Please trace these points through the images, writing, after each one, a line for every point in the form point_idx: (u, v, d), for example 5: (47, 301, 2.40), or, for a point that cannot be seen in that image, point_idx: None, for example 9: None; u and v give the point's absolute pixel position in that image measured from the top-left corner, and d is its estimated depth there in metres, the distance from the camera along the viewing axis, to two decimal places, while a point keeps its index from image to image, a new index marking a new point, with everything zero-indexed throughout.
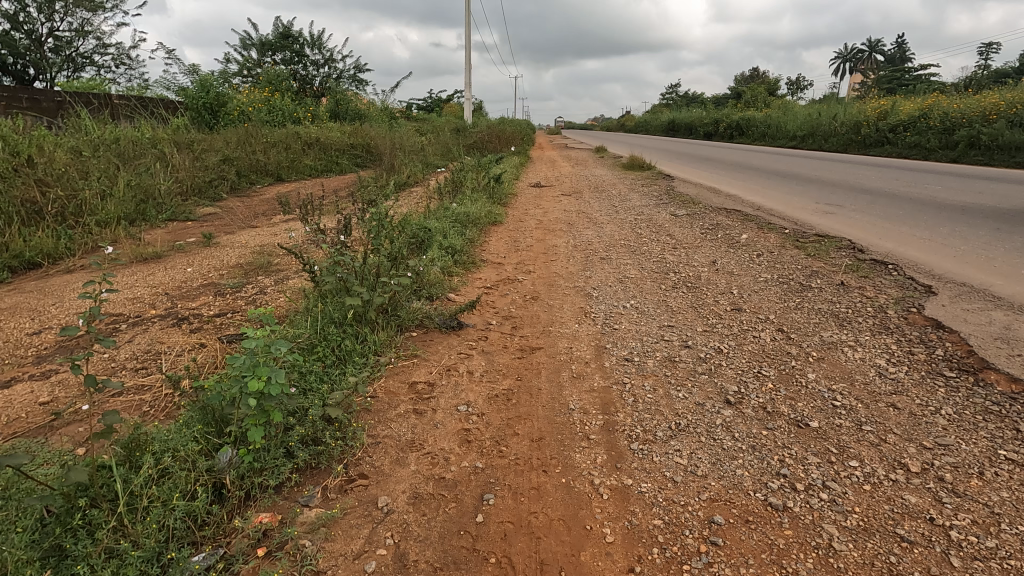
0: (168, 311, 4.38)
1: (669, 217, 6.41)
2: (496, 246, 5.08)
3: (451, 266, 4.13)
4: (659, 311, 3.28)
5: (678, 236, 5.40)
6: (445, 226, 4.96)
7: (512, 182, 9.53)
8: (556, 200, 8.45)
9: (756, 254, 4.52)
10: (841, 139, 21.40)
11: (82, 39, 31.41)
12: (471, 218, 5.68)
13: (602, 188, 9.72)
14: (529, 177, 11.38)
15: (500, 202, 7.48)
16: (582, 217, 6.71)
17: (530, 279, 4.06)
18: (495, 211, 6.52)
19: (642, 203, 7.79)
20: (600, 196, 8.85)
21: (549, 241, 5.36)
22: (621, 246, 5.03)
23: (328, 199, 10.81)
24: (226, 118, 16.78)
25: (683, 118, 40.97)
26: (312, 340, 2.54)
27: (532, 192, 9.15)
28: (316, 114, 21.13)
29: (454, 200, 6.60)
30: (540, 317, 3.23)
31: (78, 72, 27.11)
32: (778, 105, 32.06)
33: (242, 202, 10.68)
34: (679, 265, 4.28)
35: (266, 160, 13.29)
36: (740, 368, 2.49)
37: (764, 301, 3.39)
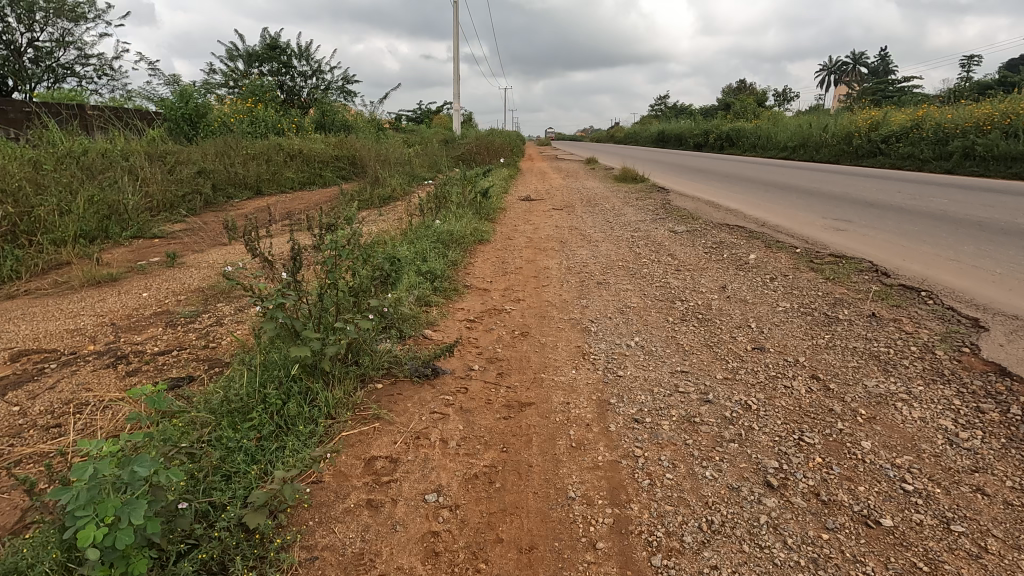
0: (107, 347, 3.85)
1: (668, 234, 5.99)
2: (481, 269, 4.62)
3: (430, 295, 3.66)
4: (668, 351, 2.82)
5: (679, 256, 4.97)
6: (425, 248, 4.50)
7: (501, 195, 9.10)
8: (547, 214, 8.03)
9: (768, 278, 4.10)
10: (833, 150, 21.26)
11: (64, 49, 30.81)
12: (455, 237, 5.22)
13: (595, 202, 9.31)
14: (519, 189, 10.97)
15: (487, 218, 7.03)
16: (575, 233, 6.28)
17: (518, 309, 3.59)
18: (481, 229, 6.08)
19: (637, 217, 7.38)
20: (593, 210, 8.44)
21: (540, 261, 4.91)
22: (619, 268, 4.59)
23: (308, 214, 10.34)
24: (207, 130, 16.28)
25: (674, 130, 40.98)
26: (248, 404, 2.05)
27: (521, 206, 8.71)
28: (301, 125, 20.66)
29: (438, 216, 6.15)
30: (530, 360, 2.76)
31: (57, 83, 26.52)
32: (768, 117, 32.10)
33: (218, 217, 10.19)
34: (685, 291, 3.85)
35: (245, 173, 12.81)
36: (775, 432, 2.02)
37: (788, 337, 2.94)
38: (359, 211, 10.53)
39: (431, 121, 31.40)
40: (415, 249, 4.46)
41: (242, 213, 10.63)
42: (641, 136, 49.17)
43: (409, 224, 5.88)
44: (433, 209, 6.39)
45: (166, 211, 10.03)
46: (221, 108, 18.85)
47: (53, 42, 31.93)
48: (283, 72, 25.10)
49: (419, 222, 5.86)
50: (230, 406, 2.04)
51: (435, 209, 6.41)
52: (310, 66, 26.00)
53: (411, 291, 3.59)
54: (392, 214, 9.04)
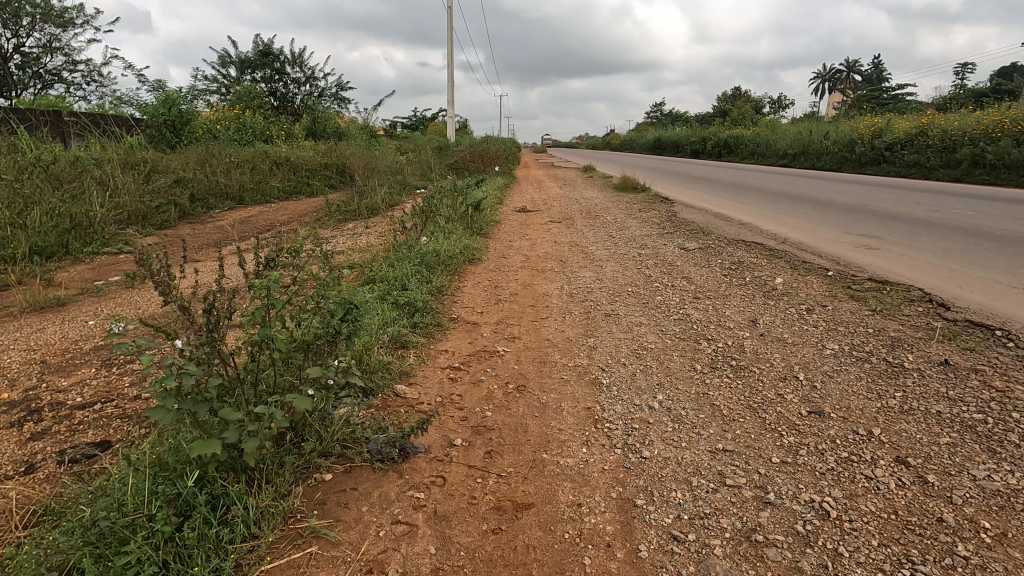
0: (25, 393, 3.23)
1: (679, 252, 5.45)
2: (472, 295, 4.06)
3: (409, 334, 3.08)
4: (701, 415, 2.24)
5: (695, 279, 4.42)
6: (407, 273, 3.93)
7: (495, 207, 8.55)
8: (544, 227, 7.49)
9: (803, 308, 3.55)
10: (835, 157, 20.86)
11: (51, 55, 30.14)
12: (443, 257, 4.66)
13: (595, 213, 8.78)
14: (515, 200, 10.43)
15: (480, 233, 6.49)
16: (576, 251, 5.73)
17: (515, 350, 3.02)
18: (473, 246, 5.53)
19: (643, 231, 6.83)
20: (594, 223, 7.90)
21: (538, 285, 4.35)
22: (628, 294, 4.04)
23: (292, 226, 9.78)
24: (191, 137, 15.72)
25: (670, 137, 40.71)
26: (128, 526, 1.44)
27: (517, 219, 8.18)
28: (290, 132, 20.10)
29: (425, 233, 5.60)
30: (529, 429, 2.17)
31: (41, 89, 25.88)
32: (766, 124, 31.79)
33: (196, 229, 9.64)
34: (709, 326, 3.29)
35: (229, 182, 12.26)
36: (877, 564, 1.44)
37: (848, 394, 2.36)
38: (345, 224, 9.98)
39: (425, 128, 30.91)
40: (396, 275, 3.89)
41: (222, 225, 10.07)
42: (638, 143, 48.86)
43: (393, 242, 5.32)
44: (420, 225, 5.85)
45: (142, 224, 9.47)
46: (207, 114, 18.28)
47: (40, 47, 31.33)
48: (273, 78, 24.58)
49: (404, 239, 5.29)
50: (104, 527, 1.42)
51: (422, 224, 5.86)
52: (303, 72, 25.50)
53: (386, 330, 3.01)
54: (380, 228, 8.50)
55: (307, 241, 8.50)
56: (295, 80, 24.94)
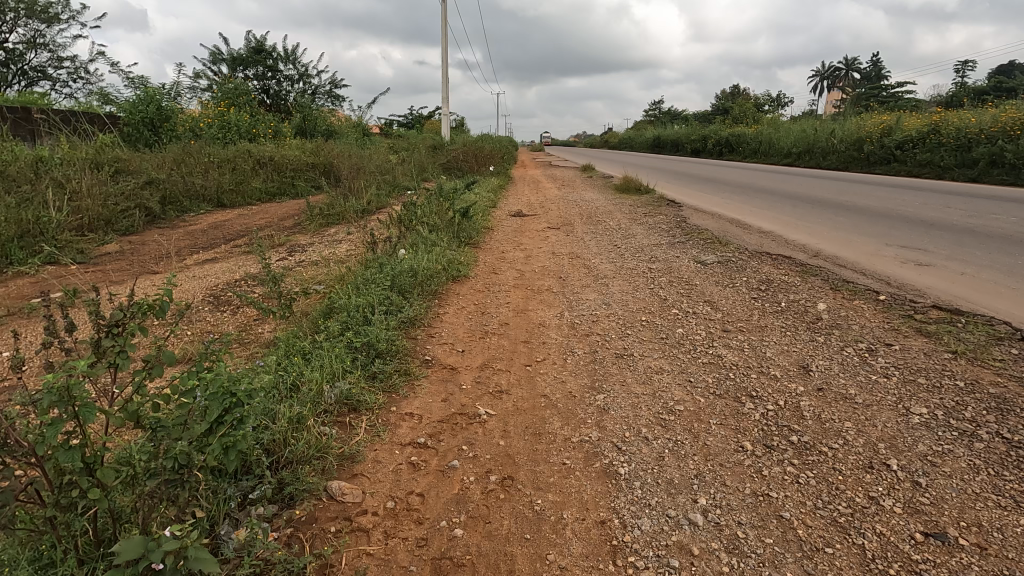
0: None
1: (695, 268, 4.74)
2: (453, 326, 3.36)
3: (364, 389, 2.38)
4: (770, 541, 1.53)
5: (720, 303, 3.72)
6: (373, 301, 3.23)
7: (488, 212, 7.86)
8: (541, 234, 6.79)
9: (862, 348, 2.85)
10: (842, 156, 20.19)
11: (37, 51, 29.28)
12: (421, 276, 3.95)
13: (596, 218, 8.06)
14: (509, 203, 9.72)
15: (469, 243, 5.78)
16: (577, 265, 5.02)
17: (501, 412, 2.32)
18: (459, 261, 4.82)
19: (650, 240, 6.12)
20: (595, 229, 7.19)
21: (532, 312, 3.64)
22: (642, 325, 3.33)
23: (269, 231, 9.07)
24: (172, 135, 14.97)
25: (670, 135, 40.03)
26: None
27: (510, 225, 7.47)
28: (278, 130, 19.36)
29: (406, 246, 4.89)
30: (517, 569, 1.47)
31: (25, 85, 25.09)
32: (768, 122, 31.13)
33: (165, 235, 8.90)
34: (750, 375, 2.59)
35: (206, 183, 11.53)
36: None
37: (971, 500, 1.66)
38: (328, 229, 9.28)
39: (420, 126, 30.17)
40: (359, 303, 3.18)
41: (194, 230, 9.35)
42: (636, 142, 48.21)
43: (367, 257, 4.62)
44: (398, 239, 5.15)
45: (106, 229, 8.74)
46: (191, 112, 17.56)
47: (25, 42, 30.45)
48: (266, 75, 23.86)
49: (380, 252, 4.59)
50: None
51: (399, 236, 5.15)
52: (294, 69, 24.78)
53: (331, 388, 2.30)
54: (361, 235, 7.79)
55: (283, 248, 7.79)
56: (285, 77, 24.19)
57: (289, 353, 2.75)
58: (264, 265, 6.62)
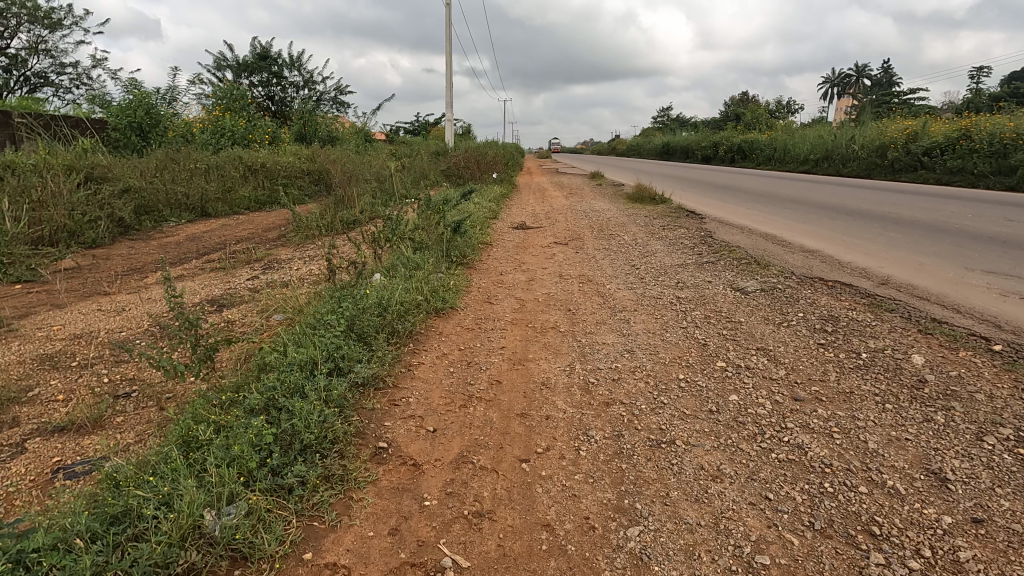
0: None
1: (734, 299, 3.86)
2: (428, 387, 2.53)
3: (262, 523, 1.54)
4: None
5: (779, 352, 2.85)
6: (319, 356, 2.40)
7: (487, 225, 7.04)
8: (546, 251, 5.96)
9: (1007, 435, 1.97)
10: (863, 163, 19.30)
11: (42, 57, 28.87)
12: (392, 312, 3.11)
13: (608, 231, 7.21)
14: (512, 214, 8.90)
15: (461, 263, 4.96)
16: (588, 292, 4.18)
17: (479, 563, 1.47)
18: (446, 290, 3.99)
19: (673, 260, 5.25)
20: (608, 244, 6.33)
21: (533, 364, 2.79)
22: (680, 388, 2.46)
23: (248, 245, 8.28)
24: (161, 140, 14.27)
25: (679, 142, 39.27)
26: None
27: (511, 240, 6.63)
28: (275, 136, 18.70)
29: (382, 270, 4.06)
30: None
31: (24, 91, 24.56)
32: (782, 128, 30.30)
33: (136, 248, 8.14)
34: (858, 489, 1.72)
35: (189, 191, 10.80)
36: None
37: None
38: (314, 242, 8.49)
39: (425, 133, 29.51)
40: (296, 359, 2.33)
41: (169, 242, 8.59)
42: (645, 148, 47.43)
43: (332, 284, 3.78)
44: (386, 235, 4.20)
45: (70, 241, 7.97)
46: (185, 117, 16.91)
47: (26, 48, 29.94)
48: (270, 82, 23.29)
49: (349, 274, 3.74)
50: None
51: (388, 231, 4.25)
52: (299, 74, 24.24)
53: (211, 522, 1.49)
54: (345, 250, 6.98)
55: (259, 265, 6.98)
56: (288, 83, 23.58)
57: (182, 441, 1.92)
58: (231, 286, 5.81)
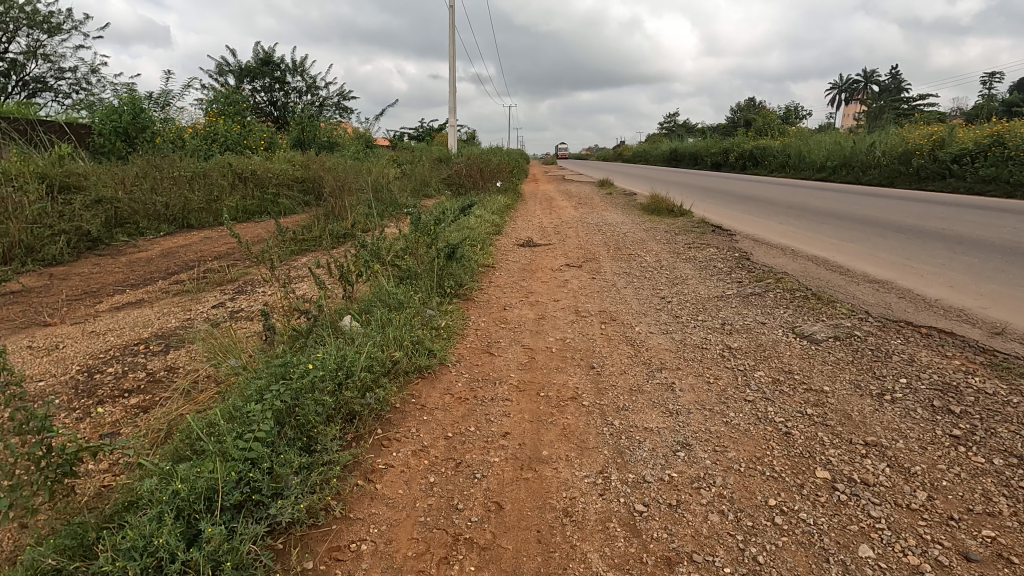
0: None
1: (805, 353, 3.00)
2: (393, 522, 1.69)
3: None
4: None
5: (903, 452, 1.99)
6: (220, 482, 1.56)
7: (490, 244, 6.25)
8: (557, 275, 5.14)
9: None
10: (885, 171, 18.43)
11: (45, 63, 28.40)
12: (353, 384, 2.27)
13: (626, 250, 6.38)
14: (518, 227, 8.11)
15: (457, 295, 4.15)
16: (613, 338, 3.34)
17: None
18: (433, 338, 3.15)
19: (708, 292, 4.39)
20: (628, 266, 5.51)
21: (549, 470, 1.94)
22: (777, 529, 1.61)
23: (226, 262, 7.50)
24: (149, 145, 13.54)
25: (688, 148, 38.48)
26: None
27: (516, 261, 5.81)
28: (272, 141, 18.00)
29: (356, 312, 3.23)
30: None
31: (24, 96, 24.02)
32: (795, 134, 29.48)
33: (101, 265, 7.36)
34: None
35: (170, 201, 10.04)
36: None
37: None
38: (300, 260, 7.69)
39: (428, 138, 28.77)
40: (185, 492, 1.49)
41: (140, 258, 7.81)
42: (652, 155, 46.65)
43: (289, 332, 2.96)
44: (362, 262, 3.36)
45: (27, 257, 7.20)
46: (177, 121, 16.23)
47: (26, 53, 29.43)
48: (273, 87, 22.68)
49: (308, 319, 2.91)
50: None
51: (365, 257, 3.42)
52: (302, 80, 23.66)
53: None
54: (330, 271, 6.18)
55: (232, 288, 6.18)
56: (290, 88, 22.95)
57: None
58: (192, 316, 5.01)
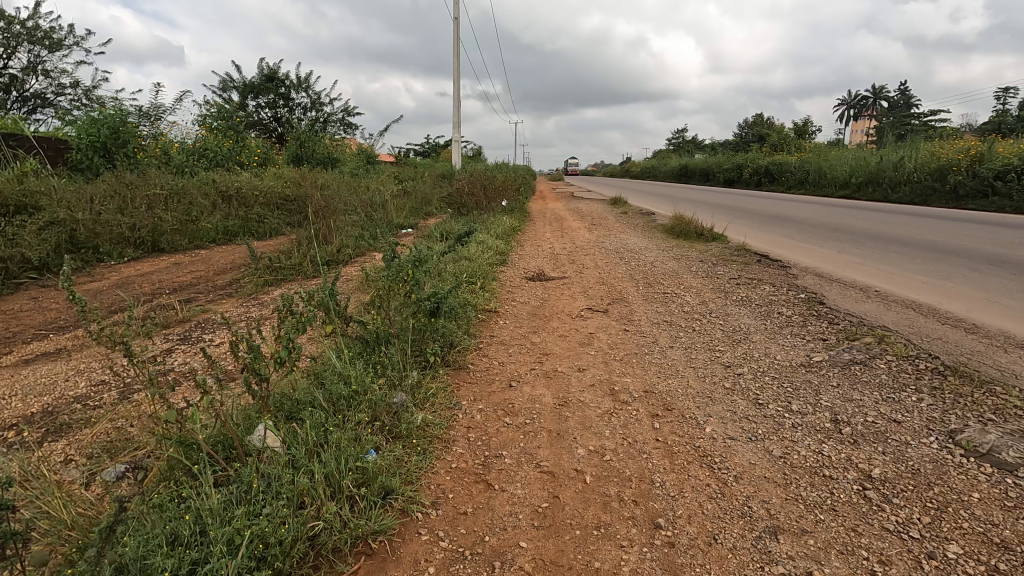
0: None
1: (1005, 496, 1.82)
2: None
3: None
4: None
5: None
6: None
7: (492, 281, 5.14)
8: (576, 324, 4.01)
9: None
10: (918, 188, 17.27)
11: (46, 80, 27.72)
12: None
13: (659, 286, 5.23)
14: (526, 255, 7.01)
15: (444, 363, 3.02)
16: (676, 451, 2.18)
17: None
18: (395, 458, 2.01)
19: (786, 358, 3.23)
20: (665, 312, 4.36)
21: None
22: None
23: (183, 297, 6.42)
24: (130, 161, 12.58)
25: (699, 165, 37.48)
26: None
27: (524, 303, 4.68)
28: (266, 157, 17.08)
29: (285, 411, 2.11)
30: None
31: (23, 112, 23.34)
32: (813, 149, 28.39)
33: (38, 300, 6.29)
34: None
35: (139, 222, 9.01)
36: None
37: None
38: (272, 294, 6.60)
39: (433, 155, 27.87)
40: None
41: (89, 290, 6.72)
42: (662, 171, 45.69)
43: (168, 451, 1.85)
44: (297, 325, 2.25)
45: None
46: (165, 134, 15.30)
47: (27, 68, 28.79)
48: (275, 103, 21.89)
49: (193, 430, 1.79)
50: None
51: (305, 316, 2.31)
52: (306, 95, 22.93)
53: None
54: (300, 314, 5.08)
55: (178, 332, 5.09)
56: (294, 104, 22.16)
57: None
58: (105, 378, 3.88)
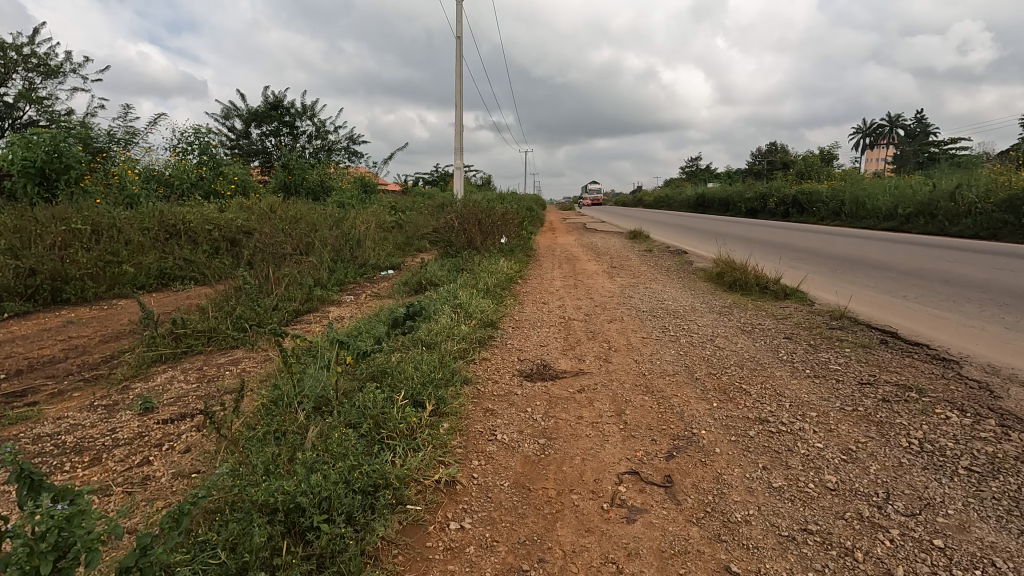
0: None
1: None
2: None
3: None
4: None
5: None
6: None
7: (459, 397, 3.00)
8: (617, 544, 1.83)
9: None
10: (982, 221, 15.00)
11: (26, 103, 25.26)
12: None
13: (745, 401, 3.05)
14: (528, 322, 4.90)
15: None
16: None
17: None
18: None
19: None
20: (787, 486, 2.17)
21: None
22: None
23: (23, 389, 4.37)
24: (72, 192, 9.69)
25: (718, 194, 35.43)
26: None
27: (510, 450, 2.53)
28: (248, 185, 15.27)
29: None
30: None
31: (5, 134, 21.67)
32: (845, 177, 26.23)
33: None
34: None
35: (41, 266, 7.00)
36: None
37: None
38: (156, 380, 4.53)
39: (439, 184, 26.12)
40: None
41: None
42: (676, 199, 43.74)
43: None
44: None
45: None
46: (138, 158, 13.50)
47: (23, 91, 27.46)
48: (281, 132, 20.47)
49: None
50: None
51: None
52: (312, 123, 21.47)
53: None
54: (134, 456, 2.97)
55: None
56: (299, 132, 20.54)
57: None
58: None
